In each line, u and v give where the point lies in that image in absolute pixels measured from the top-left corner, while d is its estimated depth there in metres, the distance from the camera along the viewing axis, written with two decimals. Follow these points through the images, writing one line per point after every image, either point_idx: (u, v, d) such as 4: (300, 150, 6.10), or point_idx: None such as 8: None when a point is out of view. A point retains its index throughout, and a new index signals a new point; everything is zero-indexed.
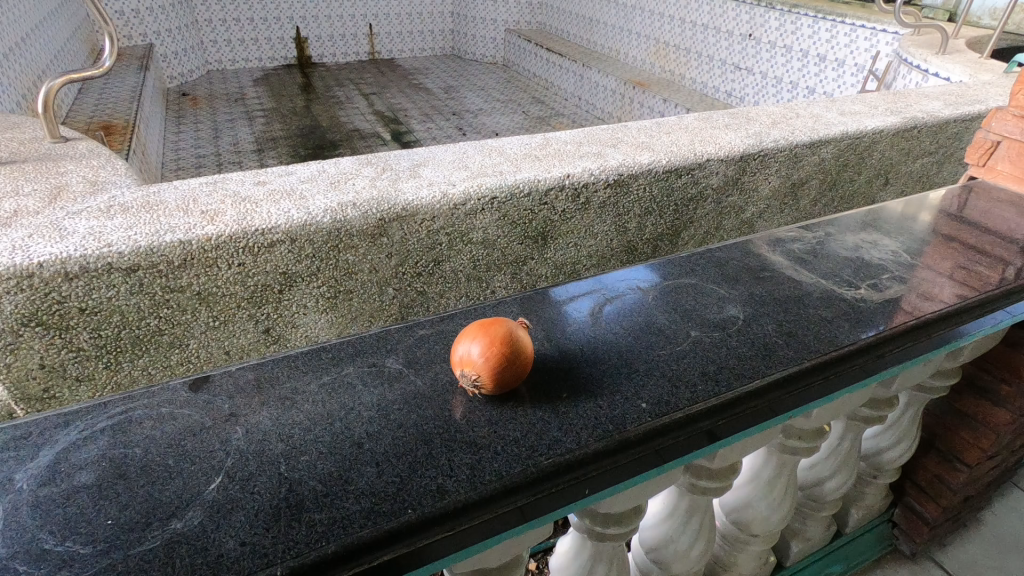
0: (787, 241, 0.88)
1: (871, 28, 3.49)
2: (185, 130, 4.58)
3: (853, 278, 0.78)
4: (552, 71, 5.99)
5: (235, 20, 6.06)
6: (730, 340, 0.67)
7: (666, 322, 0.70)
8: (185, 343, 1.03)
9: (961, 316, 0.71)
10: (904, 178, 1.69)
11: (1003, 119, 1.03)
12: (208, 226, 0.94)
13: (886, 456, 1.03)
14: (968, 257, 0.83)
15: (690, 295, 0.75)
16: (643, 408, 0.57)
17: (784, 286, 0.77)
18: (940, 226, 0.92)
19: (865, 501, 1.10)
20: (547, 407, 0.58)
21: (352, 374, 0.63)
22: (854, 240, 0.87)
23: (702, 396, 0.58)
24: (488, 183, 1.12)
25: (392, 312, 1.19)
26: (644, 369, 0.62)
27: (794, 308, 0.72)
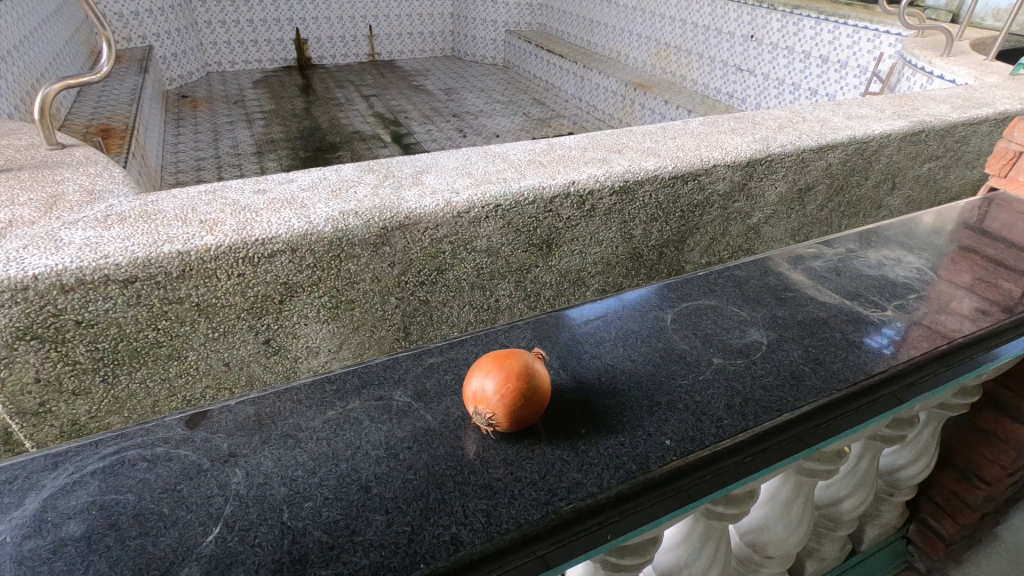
0: (809, 263, 0.99)
1: (874, 29, 3.48)
2: (184, 132, 4.57)
3: (870, 302, 0.89)
4: (553, 73, 5.97)
5: (235, 21, 6.05)
6: (754, 369, 0.76)
7: (687, 349, 0.79)
8: (184, 355, 1.00)
9: (964, 355, 0.79)
10: (911, 183, 1.67)
11: None
12: (207, 236, 0.92)
13: (904, 474, 1.09)
14: (974, 291, 0.91)
15: (713, 320, 0.85)
16: (667, 446, 0.64)
17: (805, 309, 0.87)
18: (950, 257, 1.01)
19: (882, 519, 1.16)
20: (565, 446, 0.65)
21: (357, 410, 0.71)
22: (873, 263, 0.99)
23: (728, 433, 0.66)
24: (492, 190, 1.10)
25: (395, 322, 1.16)
26: (664, 403, 0.70)
27: (815, 334, 0.82)
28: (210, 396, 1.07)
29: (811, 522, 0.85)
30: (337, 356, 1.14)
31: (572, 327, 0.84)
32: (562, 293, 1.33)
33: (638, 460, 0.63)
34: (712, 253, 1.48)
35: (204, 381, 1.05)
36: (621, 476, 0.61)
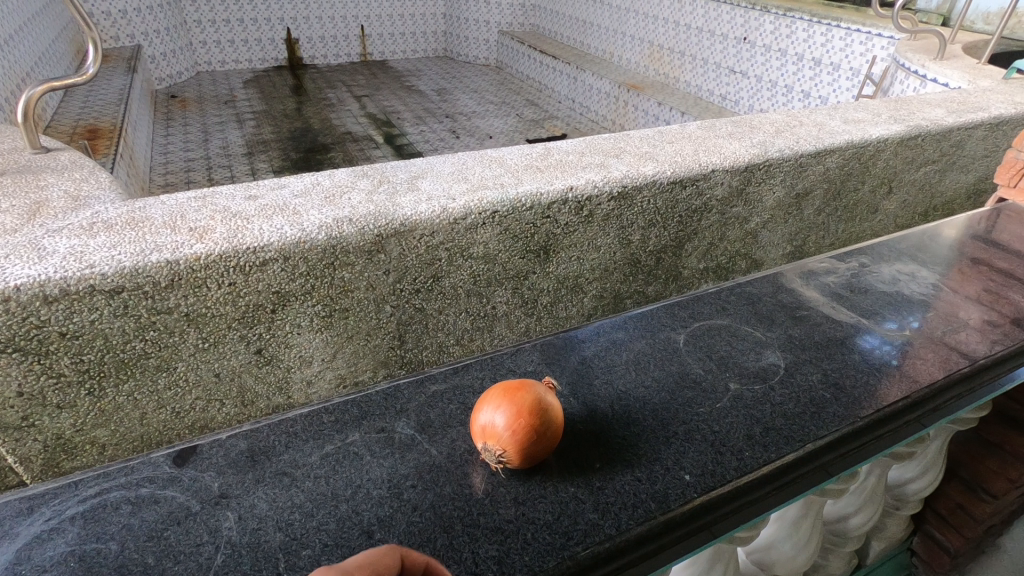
0: (821, 277, 1.14)
1: (866, 32, 3.49)
2: (173, 132, 4.51)
3: (877, 319, 1.02)
4: (546, 74, 5.95)
5: (225, 20, 5.98)
6: (774, 396, 0.85)
7: (703, 375, 0.89)
8: (174, 366, 0.97)
9: (978, 375, 0.91)
10: (907, 187, 1.66)
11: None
12: (197, 244, 0.89)
13: (910, 488, 1.18)
14: (982, 313, 1.05)
15: (731, 343, 0.96)
16: (687, 481, 0.72)
17: (817, 329, 1.00)
18: (955, 280, 1.15)
19: (886, 534, 1.21)
20: (581, 485, 0.72)
21: (359, 443, 0.79)
22: (879, 286, 1.12)
23: (750, 468, 0.74)
24: (489, 196, 1.08)
25: (390, 330, 1.13)
26: (682, 434, 0.79)
27: (829, 358, 0.93)
28: (200, 407, 1.04)
29: (816, 540, 0.93)
30: (331, 366, 1.11)
31: (592, 362, 0.92)
32: (559, 300, 1.31)
33: (658, 497, 0.70)
34: (710, 258, 1.46)
35: (194, 393, 1.02)
36: (638, 518, 0.67)
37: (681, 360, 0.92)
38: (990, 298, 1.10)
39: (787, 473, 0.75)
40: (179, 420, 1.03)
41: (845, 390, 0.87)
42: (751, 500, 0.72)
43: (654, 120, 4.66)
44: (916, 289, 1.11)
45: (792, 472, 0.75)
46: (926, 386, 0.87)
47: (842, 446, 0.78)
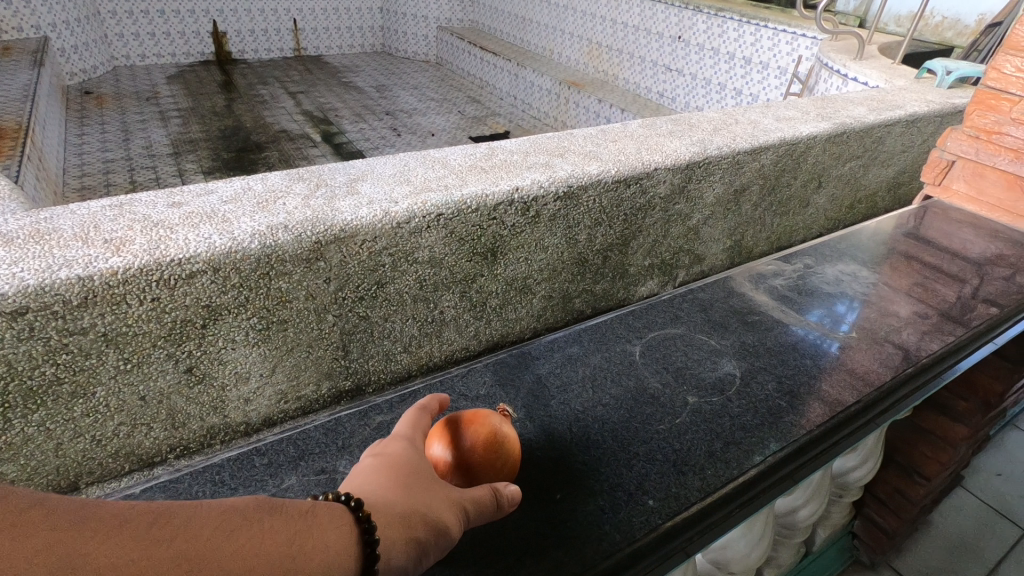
0: (770, 279, 1.23)
1: (791, 33, 3.65)
2: (89, 132, 4.19)
3: (823, 320, 1.11)
4: (487, 71, 5.91)
5: (143, 12, 5.60)
6: (733, 408, 0.91)
7: (660, 390, 0.95)
8: (93, 391, 0.89)
9: (923, 373, 1.00)
10: (835, 181, 1.74)
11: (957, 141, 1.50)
12: (113, 258, 0.82)
13: (852, 476, 1.23)
14: (919, 311, 1.14)
15: (687, 354, 1.02)
16: (651, 506, 0.76)
17: (764, 334, 1.07)
18: (892, 279, 1.24)
19: (831, 520, 1.33)
20: (544, 519, 0.75)
21: (297, 485, 0.95)
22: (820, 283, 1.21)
23: (716, 485, 0.78)
24: (433, 199, 1.04)
25: (333, 340, 1.08)
26: (643, 455, 0.83)
27: (779, 364, 1.00)
28: (124, 434, 0.95)
29: (766, 539, 0.98)
30: (270, 381, 1.05)
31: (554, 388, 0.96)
32: (508, 301, 1.29)
33: (621, 527, 0.73)
34: (654, 255, 1.48)
35: (117, 419, 0.93)
36: (605, 551, 0.70)
37: (639, 376, 0.97)
38: (920, 293, 1.20)
39: (754, 486, 0.79)
40: (100, 448, 0.95)
41: (797, 399, 0.93)
42: (720, 515, 0.77)
43: (595, 117, 4.72)
44: (856, 290, 1.20)
45: (757, 485, 0.80)
46: (873, 390, 0.95)
47: (802, 456, 0.84)
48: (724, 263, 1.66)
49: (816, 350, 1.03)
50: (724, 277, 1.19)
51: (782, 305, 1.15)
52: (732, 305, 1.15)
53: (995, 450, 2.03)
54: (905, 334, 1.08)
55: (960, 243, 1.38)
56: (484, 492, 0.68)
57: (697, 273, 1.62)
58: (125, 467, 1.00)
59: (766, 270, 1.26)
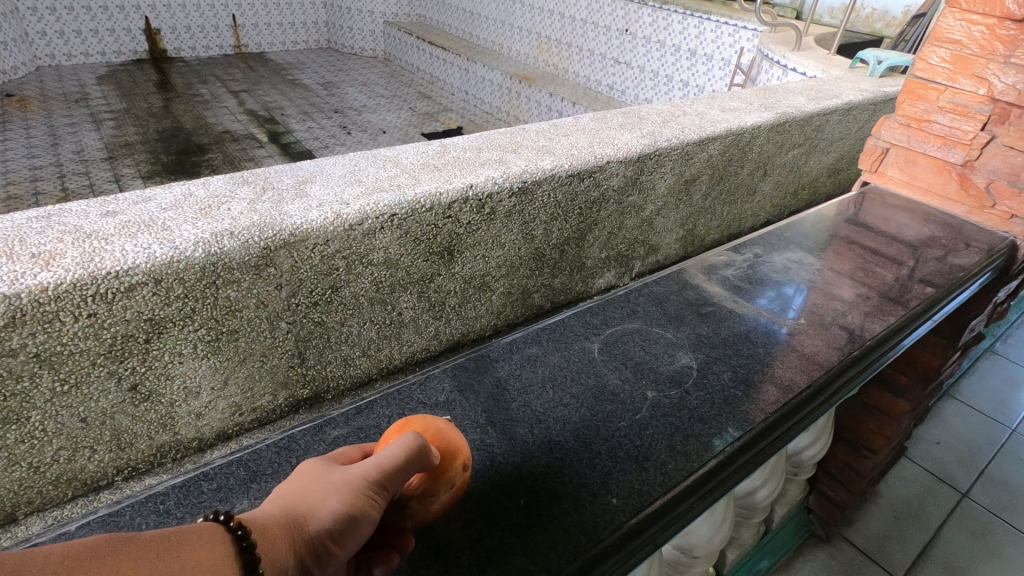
0: (721, 269, 1.25)
1: (733, 25, 3.75)
2: (12, 137, 3.93)
3: (772, 307, 1.14)
4: (437, 66, 5.85)
5: (67, 9, 5.28)
6: (692, 399, 0.93)
7: (619, 383, 0.96)
8: (26, 416, 0.83)
9: (869, 355, 1.04)
10: (779, 169, 1.80)
11: (893, 128, 1.57)
12: (41, 273, 0.76)
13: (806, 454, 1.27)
14: (859, 293, 1.20)
15: (644, 348, 1.04)
16: (615, 504, 0.76)
17: (716, 322, 1.10)
18: (834, 265, 1.29)
19: (787, 499, 1.39)
20: (509, 524, 0.74)
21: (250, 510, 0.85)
22: (769, 270, 1.26)
23: (678, 478, 0.80)
24: (386, 199, 1.02)
25: (288, 348, 1.04)
26: (605, 453, 0.84)
27: (732, 353, 1.03)
28: (65, 459, 0.90)
29: (727, 523, 1.02)
30: (223, 395, 1.01)
31: (518, 390, 0.95)
32: (467, 300, 1.28)
33: (586, 528, 0.73)
34: (610, 247, 1.50)
35: (56, 443, 0.88)
36: (570, 554, 0.70)
37: (599, 372, 0.98)
38: (862, 275, 1.25)
39: (713, 476, 0.81)
40: (39, 475, 0.89)
41: (752, 386, 0.96)
42: (682, 508, 0.78)
43: (547, 110, 4.75)
44: (804, 277, 1.24)
45: (716, 474, 0.82)
46: (821, 373, 0.99)
47: (758, 444, 0.86)
48: (678, 252, 1.69)
49: (767, 338, 1.07)
50: (676, 271, 1.22)
51: (735, 294, 1.18)
52: (687, 297, 1.18)
53: (933, 421, 2.15)
54: (850, 316, 1.13)
55: (897, 227, 1.45)
56: (407, 448, 0.62)
57: (652, 264, 1.64)
58: (68, 494, 0.94)
59: (717, 260, 1.29)
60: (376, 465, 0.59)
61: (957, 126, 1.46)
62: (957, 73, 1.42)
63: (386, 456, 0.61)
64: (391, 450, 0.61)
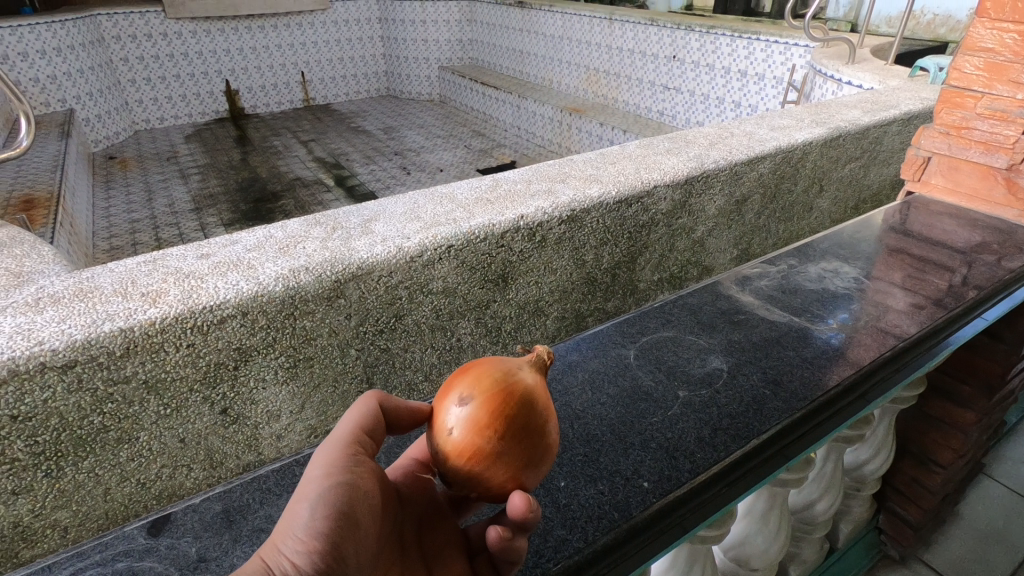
0: (754, 280, 1.23)
1: (784, 44, 3.73)
2: (115, 194, 4.38)
3: (821, 311, 1.12)
4: (490, 105, 6.08)
5: (160, 78, 5.89)
6: (720, 397, 0.91)
7: (654, 386, 0.94)
8: (136, 437, 0.94)
9: (912, 349, 1.00)
10: (836, 184, 1.77)
11: (931, 137, 1.50)
12: (151, 309, 0.88)
13: (868, 468, 1.27)
14: (908, 295, 1.16)
15: (679, 353, 1.02)
16: (646, 487, 0.75)
17: (756, 329, 1.07)
18: (886, 271, 1.25)
19: (852, 515, 1.34)
20: (547, 503, 0.75)
21: None
22: (817, 274, 1.24)
23: (709, 464, 0.78)
24: (443, 232, 1.10)
25: (358, 374, 1.13)
26: (637, 443, 0.83)
27: (773, 354, 1.00)
28: (166, 476, 1.01)
29: (784, 532, 1.00)
30: (300, 417, 1.10)
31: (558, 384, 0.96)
32: (522, 324, 1.33)
33: (619, 507, 0.73)
34: (662, 269, 1.52)
35: (159, 461, 0.99)
36: (603, 528, 0.70)
37: (634, 376, 0.96)
38: (912, 284, 1.20)
39: (737, 467, 0.78)
40: (145, 490, 1.00)
41: (781, 387, 0.92)
42: (710, 495, 0.75)
43: (598, 140, 4.82)
44: (842, 286, 1.20)
45: (742, 464, 0.78)
46: (850, 373, 0.93)
47: (794, 432, 0.83)
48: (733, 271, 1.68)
49: (800, 342, 1.03)
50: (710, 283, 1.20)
51: (771, 304, 1.14)
52: (720, 307, 1.14)
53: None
54: (893, 319, 1.08)
55: (944, 233, 1.39)
56: (361, 417, 0.58)
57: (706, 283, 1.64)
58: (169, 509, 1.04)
59: (751, 272, 1.26)
60: (333, 446, 0.54)
61: (998, 131, 1.35)
62: (993, 79, 1.31)
63: (338, 433, 0.56)
64: (343, 425, 0.57)
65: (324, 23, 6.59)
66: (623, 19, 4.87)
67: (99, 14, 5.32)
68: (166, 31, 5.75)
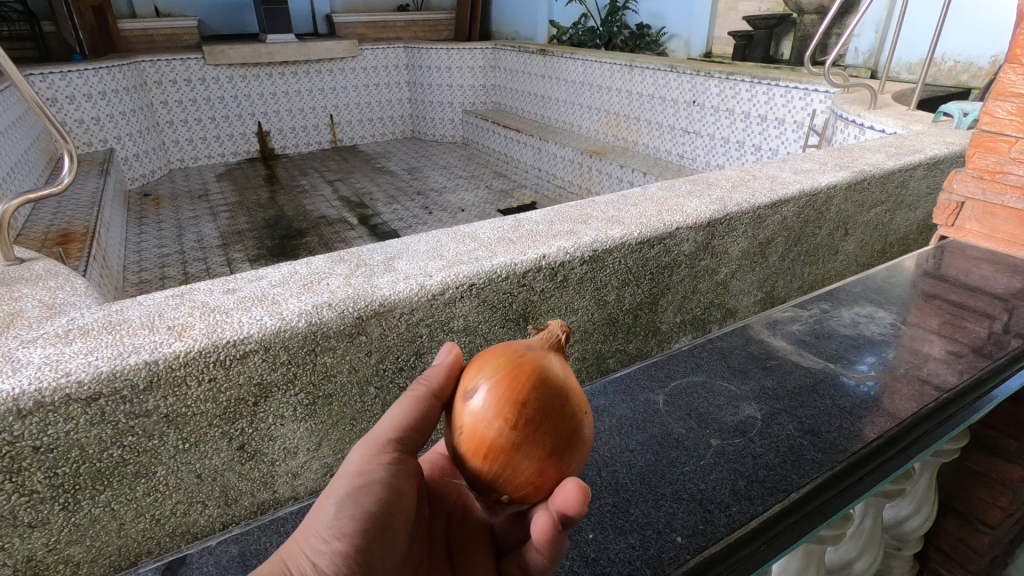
0: (786, 324, 1.20)
1: (803, 89, 3.78)
2: (147, 230, 4.51)
3: (852, 356, 1.09)
4: (512, 147, 6.20)
5: (197, 120, 6.14)
6: (754, 445, 0.88)
7: (684, 432, 0.92)
8: (154, 471, 0.94)
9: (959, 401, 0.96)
10: (862, 227, 1.74)
11: (964, 181, 1.47)
12: (176, 342, 0.89)
13: (908, 525, 1.20)
14: (944, 342, 1.13)
15: (710, 398, 1.00)
16: (679, 542, 0.73)
17: (785, 374, 1.05)
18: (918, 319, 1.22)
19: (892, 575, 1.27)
20: (576, 557, 0.73)
21: None
22: (851, 318, 1.21)
23: (743, 519, 0.76)
24: (465, 270, 1.11)
25: (375, 412, 1.11)
26: (669, 494, 0.81)
27: (808, 402, 0.97)
28: (181, 512, 0.99)
29: None
30: (317, 455, 1.09)
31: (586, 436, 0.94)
32: None
33: (651, 564, 0.71)
34: (685, 311, 1.49)
35: (175, 497, 0.98)
36: None
37: (664, 424, 0.94)
38: (948, 331, 1.17)
39: (777, 523, 0.75)
40: (159, 527, 0.99)
41: (819, 437, 0.89)
42: (746, 553, 0.72)
43: (618, 181, 4.87)
44: (873, 331, 1.17)
45: (782, 521, 0.75)
46: (892, 425, 0.90)
47: (835, 487, 0.80)
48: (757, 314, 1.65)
49: (836, 390, 1.00)
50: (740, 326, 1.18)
51: (802, 348, 1.12)
52: (750, 352, 1.12)
53: None
54: (930, 368, 1.04)
55: (980, 279, 1.36)
56: (401, 406, 0.64)
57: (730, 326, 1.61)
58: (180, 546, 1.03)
59: (783, 316, 1.24)
60: (373, 441, 0.62)
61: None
62: None
63: (379, 428, 0.63)
64: (388, 419, 0.63)
65: (353, 69, 6.86)
66: (643, 66, 4.98)
67: (143, 60, 5.61)
68: (205, 77, 6.03)
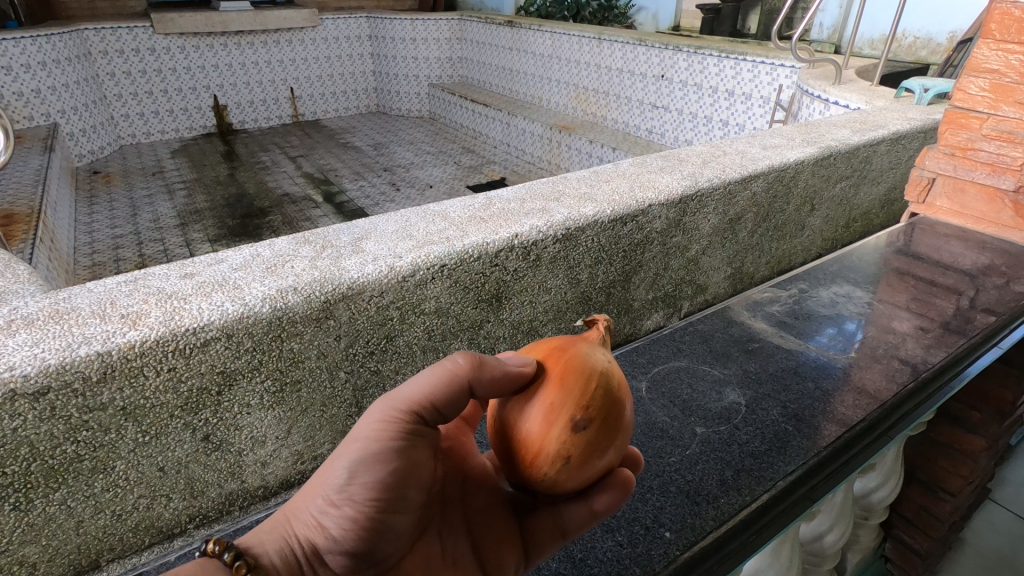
0: (767, 304, 1.33)
1: (770, 64, 3.81)
2: (98, 210, 4.29)
3: (824, 338, 1.20)
4: (479, 121, 6.08)
5: (148, 93, 5.82)
6: (740, 432, 0.97)
7: (670, 422, 1.00)
8: (112, 466, 0.89)
9: (923, 393, 1.03)
10: (828, 203, 1.77)
11: (936, 159, 1.56)
12: (130, 332, 0.83)
13: (875, 496, 1.26)
14: (905, 333, 1.20)
15: (697, 384, 1.09)
16: (669, 537, 0.80)
17: (765, 358, 1.15)
18: (883, 307, 1.29)
19: (857, 544, 1.37)
20: (566, 557, 0.78)
21: None
22: (830, 296, 1.34)
23: (726, 516, 0.81)
24: (436, 251, 1.07)
25: (346, 398, 1.09)
26: (657, 487, 0.87)
27: (788, 386, 1.07)
28: (143, 506, 0.96)
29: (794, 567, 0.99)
30: (287, 443, 1.06)
31: None
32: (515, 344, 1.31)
33: (641, 561, 0.77)
34: (657, 288, 1.50)
35: (137, 491, 0.94)
36: None
37: (649, 411, 1.03)
38: (919, 307, 1.29)
39: (763, 514, 0.81)
40: (120, 523, 0.95)
41: (803, 422, 0.98)
42: (736, 545, 0.77)
43: (588, 158, 4.84)
44: (852, 309, 1.29)
45: (769, 511, 0.81)
46: (860, 419, 0.97)
47: (811, 480, 0.86)
48: (727, 290, 1.68)
49: (818, 373, 1.10)
50: (722, 309, 1.29)
51: (781, 330, 1.23)
52: (733, 335, 1.23)
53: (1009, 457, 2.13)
54: (908, 348, 1.15)
55: (951, 256, 1.48)
56: (438, 381, 0.60)
57: (701, 303, 1.63)
58: (145, 541, 0.99)
59: (763, 298, 1.36)
60: (395, 405, 0.59)
61: (1005, 153, 1.43)
62: (999, 101, 1.38)
63: (406, 394, 0.60)
64: (417, 395, 0.59)
65: (314, 40, 6.59)
66: (611, 39, 4.92)
67: (86, 28, 5.26)
68: (154, 46, 5.71)
